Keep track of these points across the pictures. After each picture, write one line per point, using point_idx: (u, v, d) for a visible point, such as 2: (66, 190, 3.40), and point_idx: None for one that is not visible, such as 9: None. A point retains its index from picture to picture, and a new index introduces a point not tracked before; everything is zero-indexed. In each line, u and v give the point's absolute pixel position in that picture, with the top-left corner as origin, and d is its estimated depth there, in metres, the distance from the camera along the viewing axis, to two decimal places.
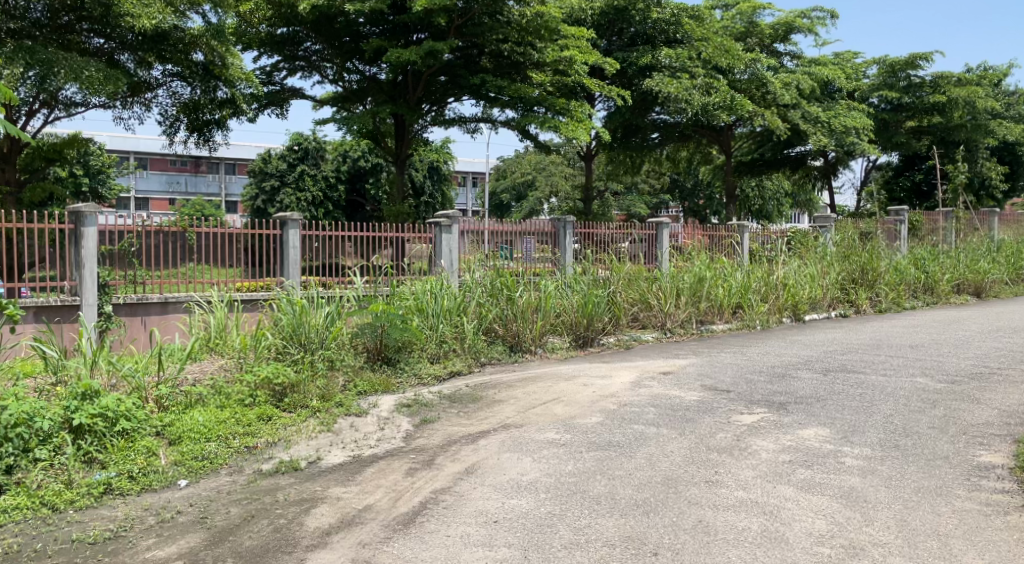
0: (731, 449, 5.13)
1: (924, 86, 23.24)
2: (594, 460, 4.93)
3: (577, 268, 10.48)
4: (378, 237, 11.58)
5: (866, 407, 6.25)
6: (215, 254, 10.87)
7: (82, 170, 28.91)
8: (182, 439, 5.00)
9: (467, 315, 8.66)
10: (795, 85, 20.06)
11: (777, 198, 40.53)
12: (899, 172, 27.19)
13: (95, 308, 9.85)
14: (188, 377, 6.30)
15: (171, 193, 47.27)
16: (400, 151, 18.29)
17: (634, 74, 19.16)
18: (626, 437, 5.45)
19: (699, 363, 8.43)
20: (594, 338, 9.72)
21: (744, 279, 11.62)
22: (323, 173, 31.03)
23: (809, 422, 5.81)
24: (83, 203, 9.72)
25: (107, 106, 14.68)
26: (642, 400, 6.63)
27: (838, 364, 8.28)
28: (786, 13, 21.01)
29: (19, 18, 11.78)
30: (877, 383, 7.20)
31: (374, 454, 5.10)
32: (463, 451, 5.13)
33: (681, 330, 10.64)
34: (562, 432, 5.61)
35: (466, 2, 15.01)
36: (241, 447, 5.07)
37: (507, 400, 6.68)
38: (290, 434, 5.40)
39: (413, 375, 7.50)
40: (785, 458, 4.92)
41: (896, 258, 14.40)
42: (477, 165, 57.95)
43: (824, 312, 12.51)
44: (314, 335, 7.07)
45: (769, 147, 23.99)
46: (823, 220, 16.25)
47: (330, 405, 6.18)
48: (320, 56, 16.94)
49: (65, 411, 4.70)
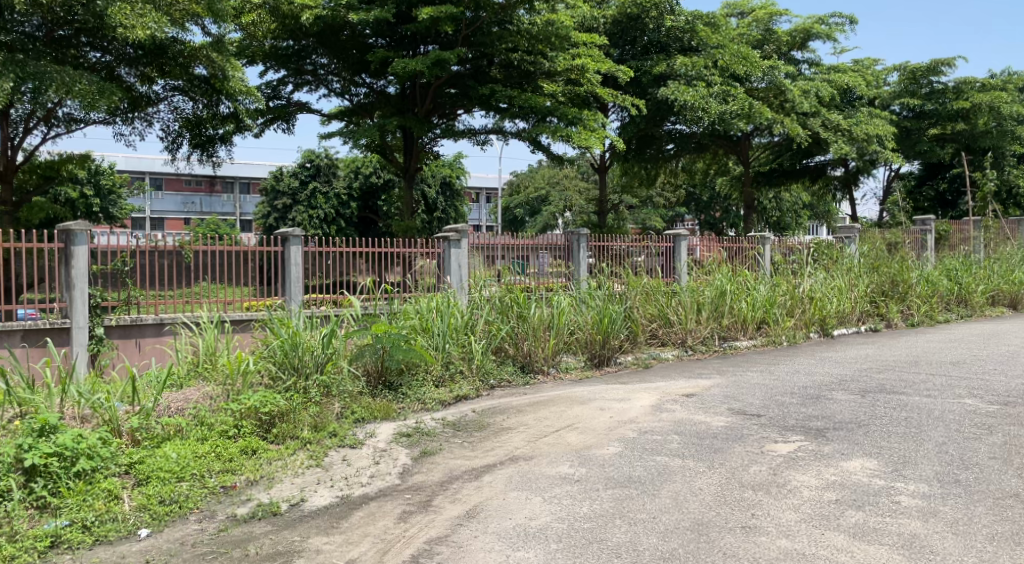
0: (768, 485, 4.53)
1: (947, 92, 22.59)
2: (613, 500, 4.34)
3: (592, 282, 9.85)
4: (390, 254, 11.11)
5: (915, 433, 5.63)
6: (225, 273, 10.42)
7: (93, 191, 28.73)
8: (150, 479, 4.48)
9: (475, 333, 8.13)
10: (815, 93, 19.50)
11: (795, 210, 39.72)
12: (922, 180, 26.49)
13: (86, 330, 9.40)
14: (170, 406, 5.81)
15: (187, 213, 47.21)
16: (409, 165, 17.84)
17: (649, 83, 18.61)
18: (648, 471, 4.87)
19: (723, 384, 7.83)
20: (610, 357, 9.13)
21: (769, 292, 11.00)
22: (335, 190, 30.61)
23: (853, 452, 5.20)
24: (73, 221, 9.20)
25: (109, 123, 14.38)
26: (663, 426, 6.04)
27: (876, 384, 7.63)
28: (803, 19, 20.56)
29: (10, 31, 11.25)
30: (923, 406, 6.56)
31: (364, 495, 4.54)
32: (464, 491, 4.57)
33: (703, 347, 10.04)
34: (576, 465, 5.04)
35: (474, 11, 14.65)
36: (216, 487, 4.56)
37: (516, 428, 6.10)
38: (274, 470, 4.89)
39: (416, 401, 6.95)
40: (831, 497, 4.31)
41: (926, 268, 13.74)
42: (488, 181, 57.50)
43: (853, 327, 11.84)
44: (309, 358, 6.55)
45: (788, 156, 23.31)
46: (846, 231, 15.63)
47: (322, 436, 5.66)
48: (327, 70, 16.53)
49: (17, 450, 4.22)
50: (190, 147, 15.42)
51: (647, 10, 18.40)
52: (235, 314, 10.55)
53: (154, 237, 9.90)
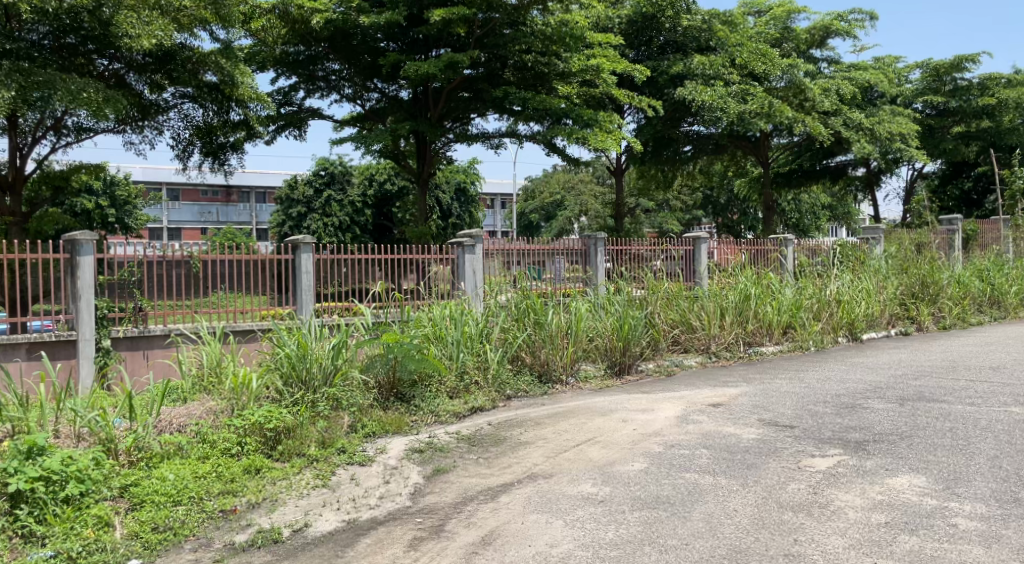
0: (809, 506, 4.19)
1: (971, 88, 22.15)
2: (641, 524, 4.02)
3: (611, 286, 9.49)
4: (406, 261, 10.85)
5: (963, 446, 5.24)
6: (245, 282, 10.18)
7: (109, 202, 28.73)
8: (143, 504, 4.21)
9: (490, 342, 7.80)
10: (836, 90, 19.07)
11: (814, 212, 39.13)
12: (946, 180, 25.87)
13: (91, 343, 9.16)
14: (172, 424, 5.53)
15: (204, 223, 47.35)
16: (423, 171, 17.56)
17: (666, 83, 18.25)
18: (678, 491, 4.52)
19: (752, 392, 7.44)
20: (631, 365, 8.76)
21: (795, 296, 10.61)
22: (349, 198, 30.49)
23: (898, 467, 4.82)
24: (78, 231, 8.96)
25: (119, 132, 14.28)
26: (691, 440, 5.68)
27: (914, 391, 7.22)
28: (822, 16, 20.16)
29: (16, 39, 11.02)
30: (968, 415, 6.17)
31: (372, 518, 4.24)
32: (480, 514, 4.25)
33: (728, 354, 9.65)
34: (599, 484, 4.70)
35: (487, 12, 14.37)
36: (215, 511, 4.27)
37: (534, 443, 5.77)
38: (277, 492, 4.59)
39: (429, 413, 6.65)
40: (879, 520, 3.97)
41: (957, 269, 13.27)
42: (504, 186, 57.27)
43: (883, 330, 11.42)
44: (317, 370, 6.27)
45: (807, 156, 22.84)
46: (871, 232, 15.20)
47: (330, 453, 5.37)
48: (339, 76, 16.33)
49: (2, 474, 3.96)
50: (201, 155, 15.29)
51: (662, 10, 18.07)
52: (242, 324, 10.19)
53: (166, 246, 9.69)
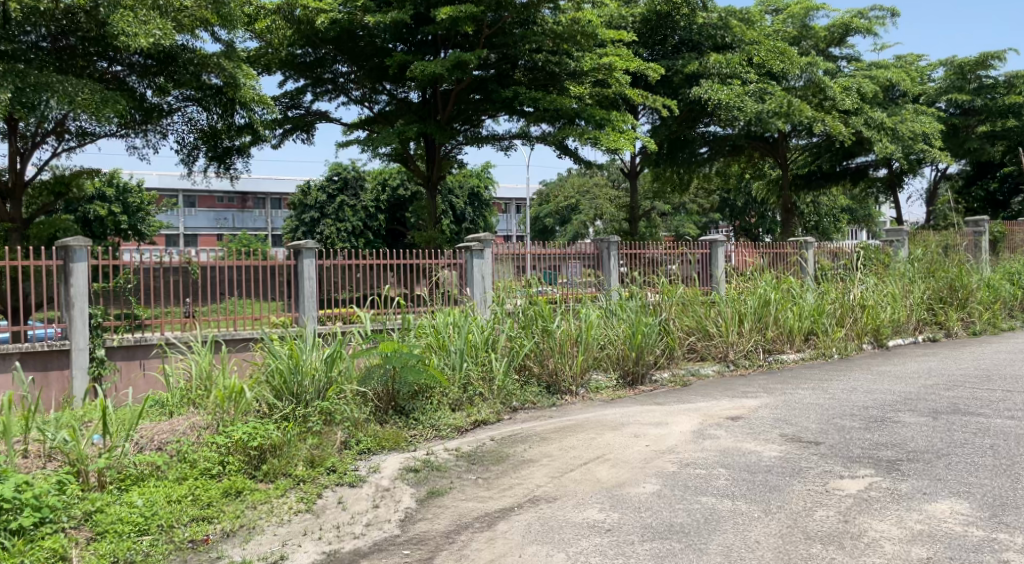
0: (839, 537, 3.76)
1: (997, 87, 21.56)
2: (652, 558, 3.62)
3: (623, 291, 9.02)
4: (414, 266, 10.51)
5: (1007, 467, 4.79)
6: (251, 287, 9.81)
7: (121, 209, 28.51)
8: (105, 534, 3.88)
9: (496, 351, 7.37)
10: (857, 88, 18.38)
11: (834, 215, 38.45)
12: (971, 180, 25.22)
13: (85, 353, 8.85)
14: (153, 440, 5.17)
15: (219, 229, 47.17)
16: (432, 173, 17.19)
17: (681, 83, 17.81)
18: (693, 518, 4.10)
19: (772, 404, 6.98)
20: (644, 375, 8.35)
21: (817, 301, 10.11)
22: (363, 203, 30.32)
23: (937, 492, 4.36)
24: (70, 237, 8.63)
25: (123, 136, 14.06)
26: (708, 458, 5.25)
27: (947, 403, 6.75)
28: (842, 13, 19.58)
29: (13, 42, 10.79)
30: (1009, 430, 5.71)
31: (355, 550, 3.86)
32: (473, 545, 3.86)
33: (746, 362, 9.19)
34: (607, 510, 4.29)
35: (497, 11, 14.02)
36: (185, 542, 3.93)
37: (538, 461, 5.36)
38: (256, 518, 4.23)
39: (429, 428, 6.27)
40: (920, 554, 3.54)
41: (986, 272, 12.73)
42: (518, 190, 56.90)
43: (910, 337, 10.95)
44: (309, 383, 5.84)
45: (827, 157, 22.06)
46: (894, 232, 14.65)
47: (319, 473, 5.00)
48: (348, 78, 16.04)
49: None
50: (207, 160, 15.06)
51: (677, 8, 17.68)
52: (241, 332, 9.86)
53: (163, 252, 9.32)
